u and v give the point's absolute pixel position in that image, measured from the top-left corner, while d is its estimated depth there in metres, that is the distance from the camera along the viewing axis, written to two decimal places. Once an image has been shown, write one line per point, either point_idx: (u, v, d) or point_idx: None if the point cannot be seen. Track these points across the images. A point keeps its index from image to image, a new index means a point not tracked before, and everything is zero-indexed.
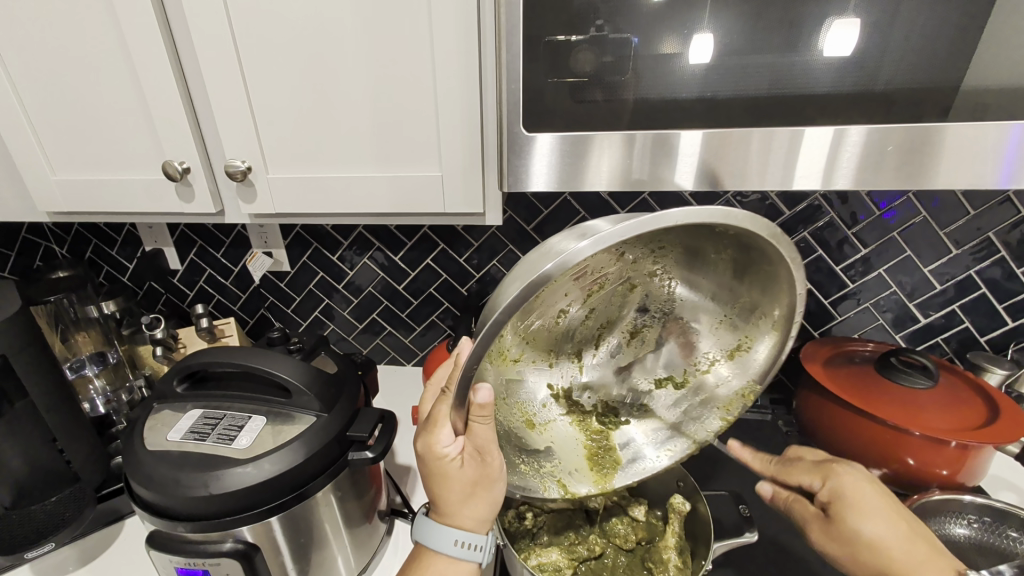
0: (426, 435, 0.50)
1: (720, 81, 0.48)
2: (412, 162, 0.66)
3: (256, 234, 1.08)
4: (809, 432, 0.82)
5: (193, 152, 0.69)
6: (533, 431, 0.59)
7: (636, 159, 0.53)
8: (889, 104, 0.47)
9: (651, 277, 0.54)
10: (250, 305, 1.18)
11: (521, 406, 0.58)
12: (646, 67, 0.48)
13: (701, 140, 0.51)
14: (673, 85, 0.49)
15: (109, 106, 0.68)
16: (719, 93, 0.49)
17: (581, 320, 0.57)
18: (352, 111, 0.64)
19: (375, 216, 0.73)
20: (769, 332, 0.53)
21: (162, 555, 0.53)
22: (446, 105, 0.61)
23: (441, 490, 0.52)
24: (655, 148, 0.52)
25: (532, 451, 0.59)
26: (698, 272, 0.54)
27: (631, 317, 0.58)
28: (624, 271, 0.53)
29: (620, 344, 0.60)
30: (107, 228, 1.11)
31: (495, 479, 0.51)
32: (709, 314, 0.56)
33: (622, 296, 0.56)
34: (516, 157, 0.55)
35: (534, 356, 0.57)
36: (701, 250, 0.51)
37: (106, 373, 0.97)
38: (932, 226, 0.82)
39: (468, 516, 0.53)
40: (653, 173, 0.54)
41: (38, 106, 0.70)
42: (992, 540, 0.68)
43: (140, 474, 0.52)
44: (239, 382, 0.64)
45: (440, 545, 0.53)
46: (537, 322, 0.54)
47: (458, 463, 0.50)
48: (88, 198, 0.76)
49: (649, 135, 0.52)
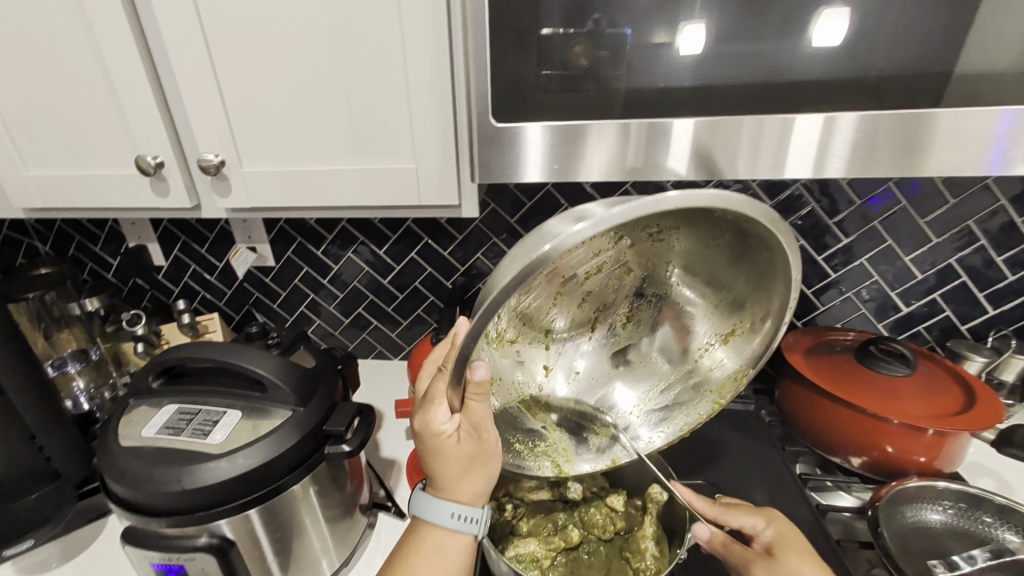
0: (423, 413, 0.49)
1: (713, 69, 0.48)
2: (388, 154, 0.65)
3: (239, 228, 1.07)
4: (790, 421, 0.83)
5: (166, 145, 0.68)
6: (525, 413, 0.59)
7: (630, 147, 0.52)
8: (880, 90, 0.47)
9: (648, 258, 0.54)
10: (236, 301, 1.17)
11: (516, 385, 0.57)
12: (637, 56, 0.48)
13: (694, 126, 0.50)
14: (661, 74, 0.49)
15: (80, 99, 0.67)
16: (714, 80, 0.48)
17: (575, 301, 0.55)
18: (326, 101, 0.63)
19: (353, 209, 0.72)
20: (762, 321, 0.53)
21: (137, 551, 0.53)
22: (420, 97, 0.60)
23: (438, 467, 0.51)
24: (649, 134, 0.51)
25: (526, 431, 0.59)
26: (693, 253, 0.53)
27: (627, 298, 0.57)
28: (622, 255, 0.53)
29: (615, 325, 0.60)
30: (89, 224, 1.10)
31: (491, 454, 0.51)
32: (704, 300, 0.56)
33: (618, 278, 0.55)
34: (495, 150, 0.55)
35: (530, 337, 0.56)
36: (701, 234, 0.50)
37: (88, 370, 0.95)
38: (913, 215, 0.82)
39: (465, 490, 0.53)
40: (646, 161, 0.53)
41: (8, 101, 0.69)
42: (968, 526, 0.67)
43: (114, 470, 0.52)
44: (216, 378, 0.63)
45: (437, 518, 0.53)
46: (533, 307, 0.53)
47: (455, 439, 0.50)
48: (63, 195, 0.75)
49: (643, 124, 0.51)
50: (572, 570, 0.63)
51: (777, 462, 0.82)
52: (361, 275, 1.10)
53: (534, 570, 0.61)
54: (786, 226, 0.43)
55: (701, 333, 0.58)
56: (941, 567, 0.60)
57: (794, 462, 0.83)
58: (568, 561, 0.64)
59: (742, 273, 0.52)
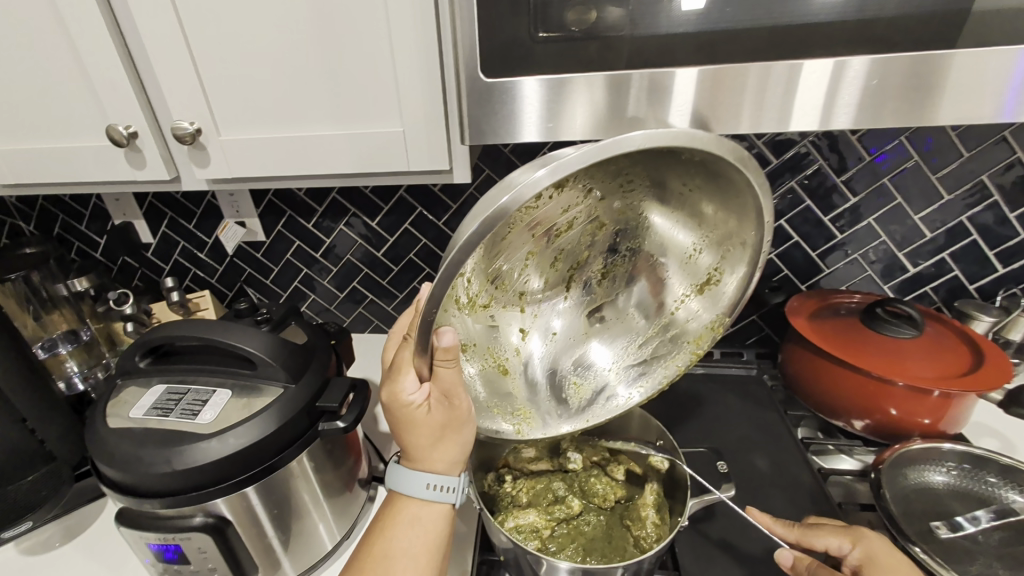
0: (390, 384, 0.48)
1: (720, 15, 0.44)
2: (373, 118, 0.62)
3: (227, 202, 1.04)
4: (792, 385, 0.82)
5: (138, 113, 0.64)
6: (504, 378, 0.57)
7: (632, 102, 0.48)
8: (897, 32, 0.43)
9: (619, 212, 0.51)
10: (228, 277, 1.15)
11: (493, 350, 0.55)
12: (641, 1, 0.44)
13: (697, 77, 0.47)
14: (663, 21, 0.45)
15: (42, 65, 0.63)
16: (720, 30, 0.45)
17: (547, 260, 0.53)
18: (300, 60, 0.58)
19: (340, 177, 0.69)
20: (738, 263, 0.52)
21: (133, 532, 0.53)
22: (404, 54, 0.56)
23: (408, 436, 0.50)
24: (652, 89, 0.48)
25: (502, 395, 0.56)
26: (665, 202, 0.51)
27: (602, 256, 0.55)
28: (593, 210, 0.49)
29: (590, 283, 0.58)
30: (72, 202, 1.07)
31: (464, 420, 0.50)
32: (678, 249, 0.54)
33: (591, 235, 0.52)
34: (485, 110, 0.51)
35: (504, 301, 0.54)
36: (669, 180, 0.48)
37: (79, 352, 0.94)
38: (924, 171, 0.79)
39: (440, 459, 0.52)
40: (649, 117, 0.49)
41: None
42: (970, 487, 0.66)
43: (103, 452, 0.51)
44: (205, 356, 0.62)
45: (412, 489, 0.52)
46: (504, 268, 0.50)
47: (425, 409, 0.48)
48: (35, 171, 0.72)
49: (646, 75, 0.47)
50: (573, 540, 0.62)
51: (778, 427, 0.81)
52: (354, 247, 1.07)
53: (533, 540, 0.60)
54: (756, 162, 0.40)
55: (676, 284, 0.57)
56: (944, 528, 0.60)
57: (796, 427, 0.83)
58: (570, 531, 0.63)
59: (717, 222, 0.50)
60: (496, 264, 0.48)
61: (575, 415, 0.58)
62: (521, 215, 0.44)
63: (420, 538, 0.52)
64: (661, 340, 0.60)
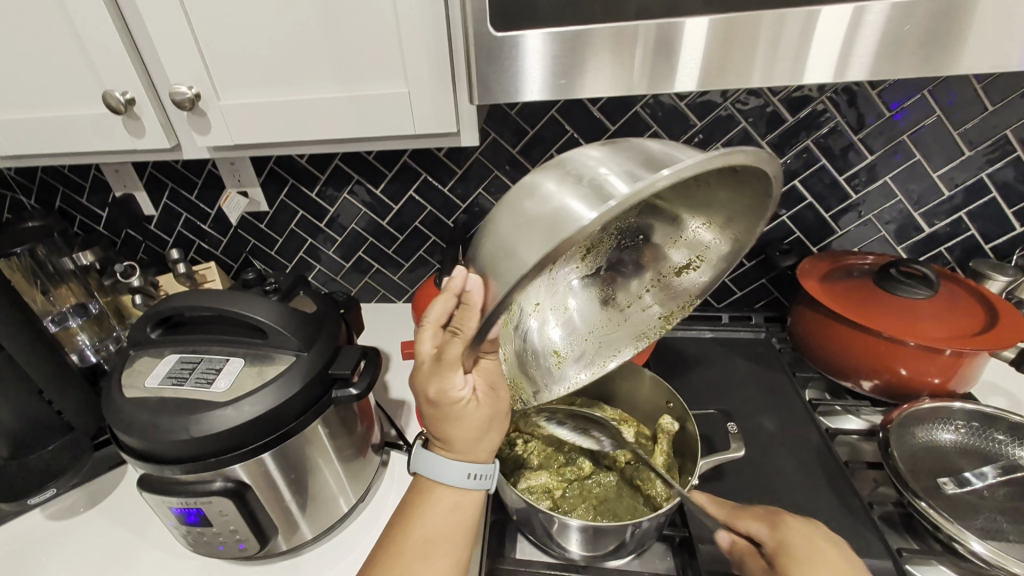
0: (438, 380, 0.46)
1: None
2: (377, 78, 0.60)
3: (227, 171, 1.02)
4: (801, 347, 0.82)
5: (134, 78, 0.62)
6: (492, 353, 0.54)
7: (638, 60, 0.47)
8: None
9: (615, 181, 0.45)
10: (232, 249, 1.14)
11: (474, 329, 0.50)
12: None
13: (708, 27, 0.44)
14: None
15: (29, 28, 0.61)
16: None
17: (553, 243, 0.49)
18: (299, 17, 0.56)
19: (344, 142, 0.67)
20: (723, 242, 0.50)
21: (155, 496, 0.54)
22: (407, 8, 0.54)
23: (447, 426, 0.49)
24: (656, 47, 0.46)
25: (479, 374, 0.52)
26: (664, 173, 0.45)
27: (600, 232, 0.52)
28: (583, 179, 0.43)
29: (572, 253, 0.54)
30: (71, 174, 1.05)
31: (506, 413, 0.51)
32: (662, 222, 0.51)
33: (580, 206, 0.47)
34: (492, 67, 0.49)
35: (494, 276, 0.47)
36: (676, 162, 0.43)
37: (89, 325, 0.95)
38: (945, 126, 0.77)
39: (482, 449, 0.52)
40: (655, 76, 0.48)
41: None
42: (981, 444, 0.66)
43: (121, 421, 0.52)
44: (215, 326, 0.62)
45: (453, 479, 0.52)
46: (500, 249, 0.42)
47: (472, 401, 0.48)
48: (33, 141, 0.70)
49: (652, 27, 0.45)
50: (583, 501, 0.63)
51: (787, 389, 0.82)
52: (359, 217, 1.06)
53: (545, 499, 0.62)
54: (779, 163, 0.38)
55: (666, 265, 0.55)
56: (951, 484, 0.61)
57: (804, 388, 0.83)
58: (581, 492, 0.64)
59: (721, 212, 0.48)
60: None
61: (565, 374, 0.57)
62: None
63: (455, 523, 0.51)
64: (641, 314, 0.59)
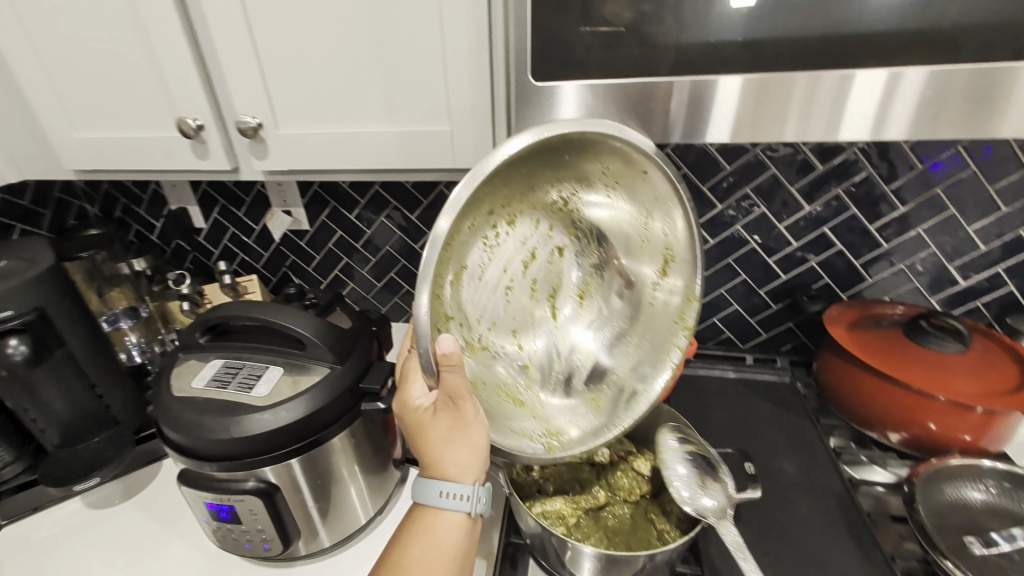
0: (403, 392, 0.56)
1: (767, 22, 0.44)
2: (423, 116, 0.65)
3: (275, 191, 1.09)
4: (827, 394, 0.81)
5: (204, 108, 0.69)
6: (523, 408, 0.61)
7: (670, 112, 0.50)
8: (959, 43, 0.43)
9: (572, 237, 0.62)
10: (272, 263, 1.20)
11: (501, 386, 0.61)
12: (688, 6, 0.44)
13: (741, 85, 0.47)
14: (710, 27, 0.45)
15: (121, 60, 0.68)
16: (765, 35, 0.45)
17: (521, 285, 0.61)
18: (357, 60, 0.62)
19: (386, 172, 0.72)
20: (675, 218, 0.58)
21: (192, 491, 0.57)
22: (454, 57, 0.59)
23: (423, 443, 0.56)
24: (691, 99, 0.49)
25: (518, 423, 0.59)
26: (594, 196, 0.60)
27: (571, 278, 0.64)
28: (545, 237, 0.61)
29: (573, 305, 0.65)
30: (133, 186, 1.15)
31: (471, 422, 0.53)
32: (625, 240, 0.62)
33: (554, 261, 0.63)
34: (530, 112, 0.53)
35: (499, 335, 0.61)
36: (599, 183, 0.58)
37: (140, 327, 1.01)
38: (981, 181, 0.77)
39: (452, 463, 0.55)
40: (686, 128, 0.51)
41: (53, 63, 0.70)
42: (1011, 506, 0.63)
43: (168, 417, 0.56)
44: (259, 336, 0.66)
45: (428, 497, 0.56)
46: (479, 293, 0.57)
47: (432, 412, 0.54)
48: (110, 158, 0.78)
49: (687, 83, 0.48)
50: (597, 530, 0.64)
51: (810, 434, 0.81)
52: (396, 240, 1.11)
53: (560, 526, 0.62)
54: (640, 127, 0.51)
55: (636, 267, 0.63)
56: (977, 543, 0.59)
57: (828, 435, 0.82)
58: (595, 522, 0.65)
59: (650, 195, 0.58)
60: (473, 293, 0.57)
61: (602, 422, 0.62)
62: (486, 252, 0.57)
63: (436, 551, 0.53)
64: (652, 335, 0.64)
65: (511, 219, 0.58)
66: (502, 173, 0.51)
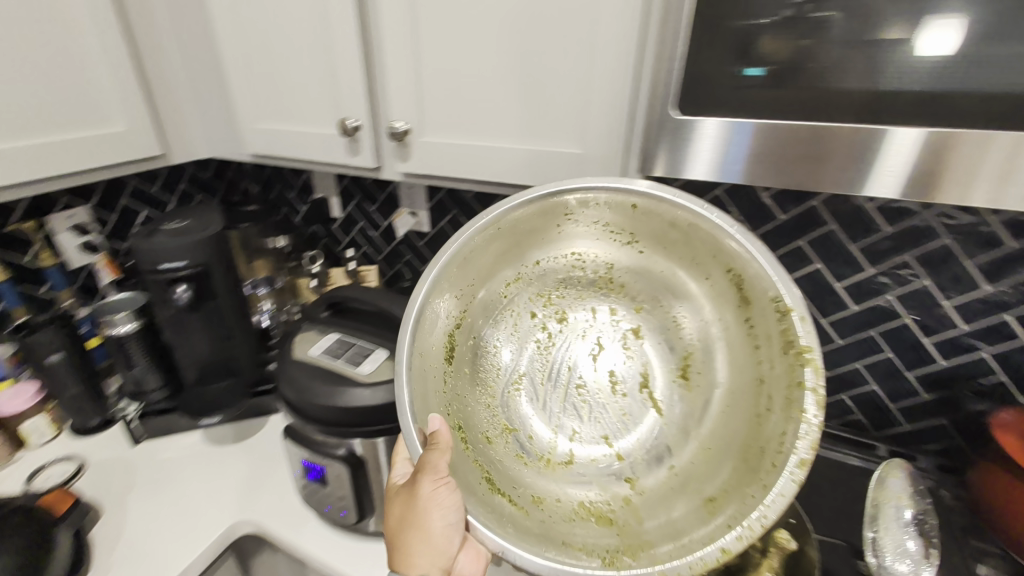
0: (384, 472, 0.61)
1: (969, 70, 0.39)
2: (556, 137, 0.67)
3: (405, 193, 1.19)
4: (987, 514, 0.67)
5: (364, 110, 0.78)
6: (610, 526, 0.63)
7: (830, 158, 0.46)
8: None
9: (642, 320, 0.75)
10: (391, 258, 1.30)
11: (584, 504, 0.66)
12: (863, 51, 0.42)
13: (926, 139, 0.42)
14: (889, 74, 0.41)
15: (307, 65, 0.80)
16: (963, 85, 0.40)
17: (588, 394, 0.73)
18: (504, 80, 0.66)
19: (511, 187, 0.75)
20: (726, 265, 0.65)
21: (292, 446, 0.63)
22: (597, 83, 0.60)
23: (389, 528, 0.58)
24: (861, 146, 0.44)
25: (593, 528, 0.62)
26: (648, 283, 0.74)
27: (656, 361, 0.73)
28: (614, 330, 0.76)
29: (673, 394, 0.71)
30: (290, 174, 1.31)
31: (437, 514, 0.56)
32: (695, 302, 0.71)
33: (626, 347, 0.75)
34: (669, 142, 0.52)
35: (584, 441, 0.71)
36: (643, 270, 0.74)
37: (273, 295, 1.13)
38: None
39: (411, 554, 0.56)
40: (848, 177, 0.46)
41: (256, 64, 0.84)
42: None
43: (286, 375, 0.62)
44: (371, 319, 0.71)
45: None
46: (548, 365, 0.74)
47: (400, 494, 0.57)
48: (280, 145, 0.90)
49: (857, 129, 0.44)
50: None
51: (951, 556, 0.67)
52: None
53: None
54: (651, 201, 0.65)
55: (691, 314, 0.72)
56: None
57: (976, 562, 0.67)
58: None
59: (681, 249, 0.69)
60: (533, 365, 0.75)
61: (712, 524, 0.56)
62: (537, 392, 0.74)
63: None
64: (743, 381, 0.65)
65: (564, 366, 0.75)
66: (523, 275, 0.76)
